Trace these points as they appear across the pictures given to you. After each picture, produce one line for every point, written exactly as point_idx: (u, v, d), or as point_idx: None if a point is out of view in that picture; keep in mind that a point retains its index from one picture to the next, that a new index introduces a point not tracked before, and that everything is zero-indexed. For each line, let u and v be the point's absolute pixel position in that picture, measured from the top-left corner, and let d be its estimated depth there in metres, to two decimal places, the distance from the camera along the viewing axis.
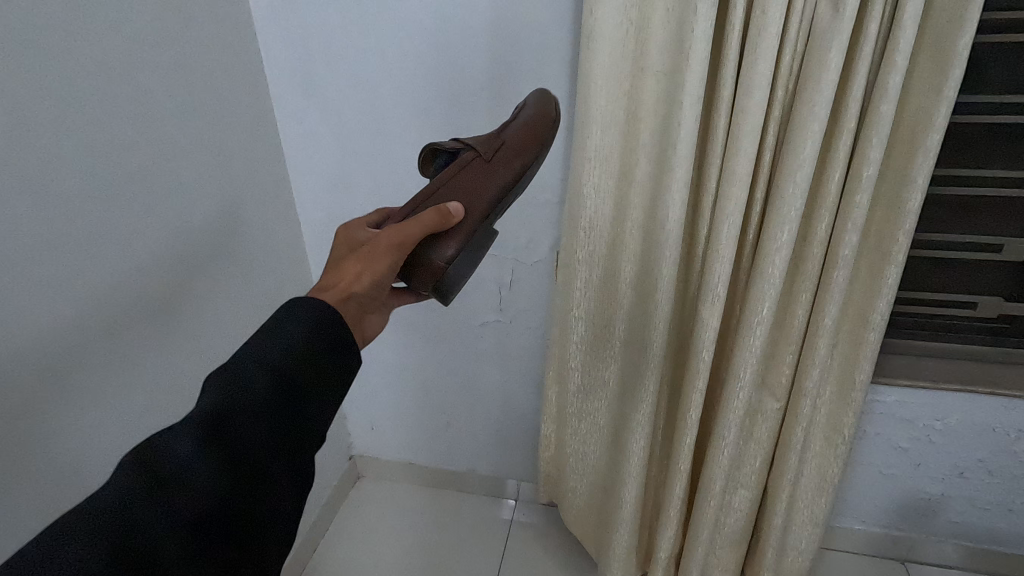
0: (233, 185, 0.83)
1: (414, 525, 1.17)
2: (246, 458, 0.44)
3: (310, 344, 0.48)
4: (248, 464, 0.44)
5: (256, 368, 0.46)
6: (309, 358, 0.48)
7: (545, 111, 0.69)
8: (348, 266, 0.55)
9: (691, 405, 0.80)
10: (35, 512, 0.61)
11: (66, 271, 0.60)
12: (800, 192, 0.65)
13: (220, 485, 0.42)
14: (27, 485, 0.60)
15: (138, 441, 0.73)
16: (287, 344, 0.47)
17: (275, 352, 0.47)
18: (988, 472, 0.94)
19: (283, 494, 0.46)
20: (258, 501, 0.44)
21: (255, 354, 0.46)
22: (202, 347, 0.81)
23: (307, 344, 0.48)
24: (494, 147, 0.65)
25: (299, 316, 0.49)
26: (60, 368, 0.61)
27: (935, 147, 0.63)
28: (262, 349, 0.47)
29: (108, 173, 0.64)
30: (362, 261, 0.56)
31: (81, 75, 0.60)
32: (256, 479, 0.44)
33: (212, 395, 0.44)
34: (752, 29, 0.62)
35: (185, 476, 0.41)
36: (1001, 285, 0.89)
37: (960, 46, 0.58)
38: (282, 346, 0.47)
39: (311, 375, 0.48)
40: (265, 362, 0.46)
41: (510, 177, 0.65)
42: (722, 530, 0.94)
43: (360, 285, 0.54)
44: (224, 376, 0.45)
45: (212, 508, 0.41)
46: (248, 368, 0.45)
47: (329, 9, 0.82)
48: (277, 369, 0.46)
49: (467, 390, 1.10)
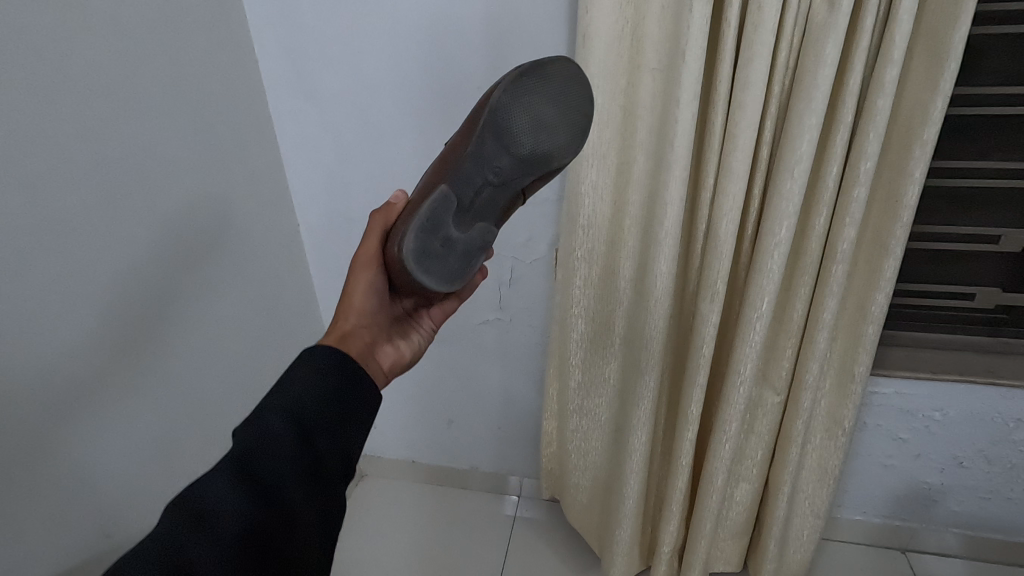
0: (232, 188, 0.83)
1: (417, 523, 1.17)
2: (273, 497, 0.44)
3: (333, 385, 0.49)
4: (276, 504, 0.44)
5: (277, 411, 0.46)
6: (329, 397, 0.48)
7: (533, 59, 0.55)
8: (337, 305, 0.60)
9: (692, 400, 0.81)
10: (47, 522, 0.62)
11: (69, 278, 0.60)
12: (799, 187, 0.66)
13: (254, 526, 0.43)
14: (38, 496, 0.60)
15: (148, 451, 0.73)
16: (305, 385, 0.48)
17: (294, 395, 0.47)
18: (986, 462, 0.94)
19: (317, 529, 0.46)
20: (289, 539, 0.44)
21: (277, 400, 0.47)
22: (209, 357, 0.82)
23: (328, 384, 0.48)
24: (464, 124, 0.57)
25: (314, 357, 0.50)
26: (67, 376, 0.61)
27: (932, 139, 0.63)
28: (282, 391, 0.47)
29: (107, 179, 0.64)
30: (345, 298, 0.59)
31: (78, 81, 0.60)
32: (288, 518, 0.44)
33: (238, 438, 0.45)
34: (747, 26, 0.62)
35: (214, 517, 0.42)
36: (997, 275, 0.89)
37: (956, 39, 0.59)
38: (301, 387, 0.47)
39: (332, 415, 0.48)
40: (288, 405, 0.47)
41: (466, 142, 0.55)
42: (724, 523, 0.94)
43: (349, 320, 0.57)
44: (250, 424, 0.46)
45: (242, 547, 0.42)
46: (272, 414, 0.46)
47: (323, 11, 0.82)
48: (298, 410, 0.46)
49: (469, 388, 1.11)
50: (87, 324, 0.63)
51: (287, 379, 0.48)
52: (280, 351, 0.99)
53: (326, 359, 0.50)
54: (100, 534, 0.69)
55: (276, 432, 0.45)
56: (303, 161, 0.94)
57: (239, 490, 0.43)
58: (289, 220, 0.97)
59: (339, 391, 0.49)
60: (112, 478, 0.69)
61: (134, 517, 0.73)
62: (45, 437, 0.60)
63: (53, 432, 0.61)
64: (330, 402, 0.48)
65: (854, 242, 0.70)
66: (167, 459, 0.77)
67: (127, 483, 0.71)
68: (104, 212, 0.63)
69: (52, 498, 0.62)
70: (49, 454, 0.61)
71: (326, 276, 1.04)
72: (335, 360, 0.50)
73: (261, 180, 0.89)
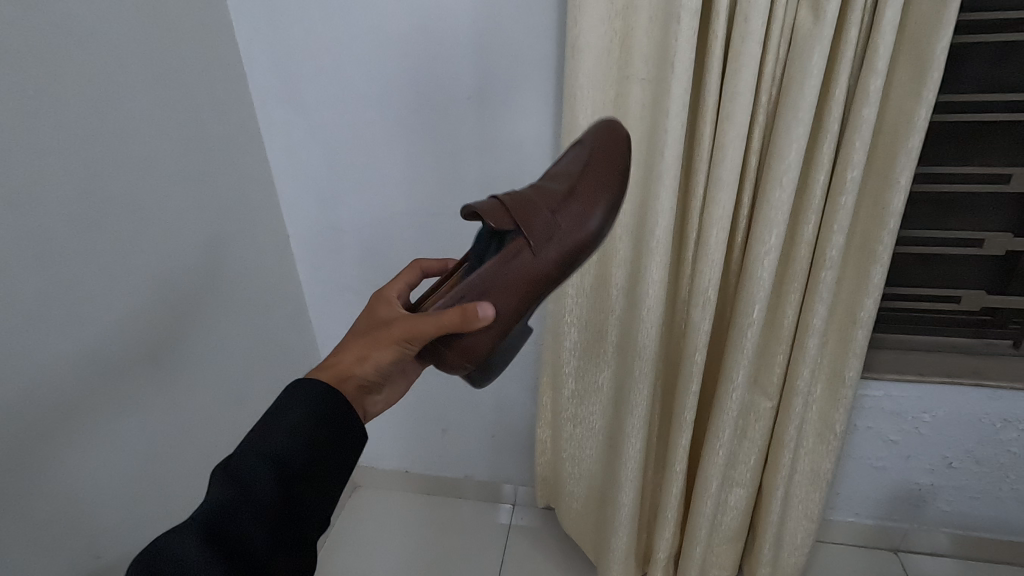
0: (221, 201, 0.83)
1: (411, 534, 1.17)
2: (242, 551, 0.44)
3: (315, 432, 0.48)
4: (246, 559, 0.44)
5: (258, 457, 0.46)
6: (314, 444, 0.48)
7: (608, 165, 0.62)
8: (351, 341, 0.56)
9: (686, 407, 0.81)
10: (46, 539, 0.61)
11: (51, 293, 0.59)
12: (787, 194, 0.66)
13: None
14: (39, 513, 0.60)
15: (142, 465, 0.73)
16: (288, 430, 0.47)
17: (276, 442, 0.47)
18: (975, 462, 0.95)
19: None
20: None
21: (257, 446, 0.47)
22: (201, 371, 0.81)
23: (308, 430, 0.48)
24: (554, 238, 0.59)
25: (301, 398, 0.49)
26: (54, 397, 0.60)
27: (917, 147, 0.64)
28: (264, 435, 0.48)
29: (92, 194, 0.63)
30: (363, 345, 0.55)
31: (63, 96, 0.59)
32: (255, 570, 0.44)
33: (217, 481, 0.46)
34: (735, 36, 0.62)
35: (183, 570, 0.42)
36: (982, 278, 0.91)
37: (938, 48, 0.60)
38: (283, 432, 0.47)
39: (311, 462, 0.48)
40: (268, 451, 0.47)
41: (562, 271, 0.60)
42: (719, 529, 0.95)
43: (361, 369, 0.54)
44: (230, 468, 0.46)
45: None
46: (251, 460, 0.46)
47: (312, 22, 0.82)
48: (282, 456, 0.47)
49: (462, 398, 1.11)
50: (76, 340, 0.62)
51: (272, 423, 0.48)
52: (272, 365, 0.98)
53: (310, 403, 0.49)
54: (92, 555, 0.68)
55: (256, 480, 0.46)
56: (293, 173, 0.94)
57: (209, 542, 0.43)
58: (279, 230, 0.97)
59: (322, 436, 0.48)
60: (101, 498, 0.68)
61: (125, 538, 0.72)
62: (37, 455, 0.59)
63: (43, 450, 0.60)
64: (312, 448, 0.48)
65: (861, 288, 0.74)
66: (158, 477, 0.76)
67: (117, 503, 0.70)
68: (89, 228, 0.62)
69: (45, 519, 0.61)
70: (40, 473, 0.60)
71: (318, 285, 1.04)
72: (320, 401, 0.49)
73: (249, 191, 0.89)
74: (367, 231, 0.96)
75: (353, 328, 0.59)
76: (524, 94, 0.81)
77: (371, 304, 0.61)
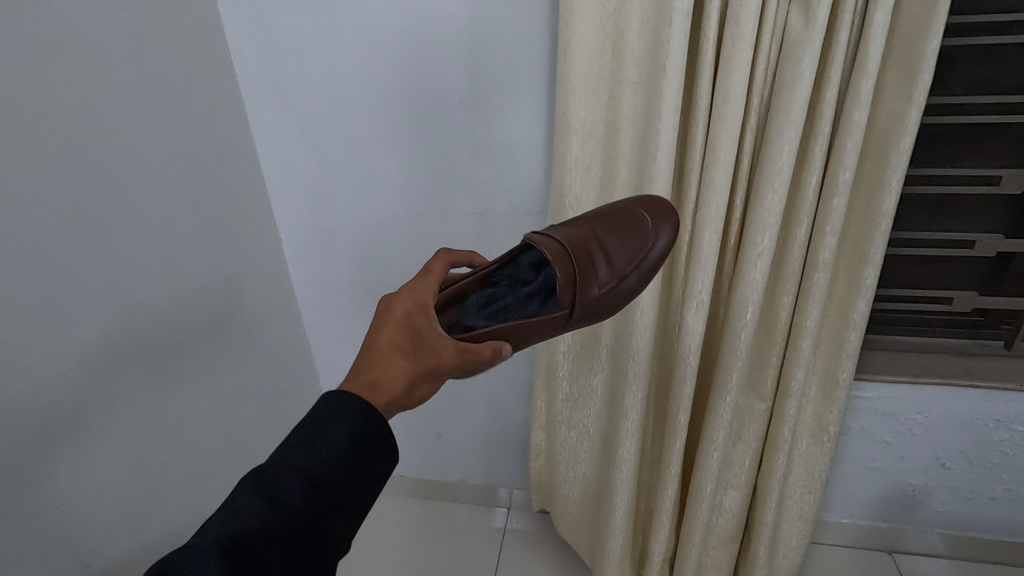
0: (213, 205, 0.82)
1: (406, 539, 1.16)
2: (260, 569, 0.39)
3: (350, 445, 0.44)
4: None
5: (292, 475, 0.42)
6: (347, 455, 0.43)
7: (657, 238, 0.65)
8: (393, 359, 0.50)
9: (680, 410, 0.81)
10: (36, 546, 0.61)
11: (37, 298, 0.58)
12: (780, 197, 0.66)
13: None
14: (28, 519, 0.60)
15: (136, 470, 0.72)
16: (328, 445, 0.43)
17: (313, 457, 0.42)
18: (969, 462, 0.96)
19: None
20: None
21: (287, 455, 0.43)
22: (192, 379, 0.80)
23: (342, 442, 0.43)
24: (591, 308, 0.61)
25: (343, 411, 0.45)
26: (42, 404, 0.59)
27: (908, 150, 0.64)
28: (300, 449, 0.43)
29: (81, 198, 0.62)
30: (413, 371, 0.50)
31: (50, 99, 0.58)
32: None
33: (242, 500, 0.41)
34: (726, 40, 0.62)
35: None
36: (974, 280, 0.91)
37: (928, 50, 0.60)
38: (322, 448, 0.43)
39: (342, 476, 0.43)
40: (297, 460, 0.42)
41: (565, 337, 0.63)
42: (715, 532, 0.94)
43: (407, 399, 0.50)
44: (258, 477, 0.42)
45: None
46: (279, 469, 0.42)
47: (303, 25, 0.81)
48: (316, 470, 0.42)
49: (457, 401, 1.10)
50: (65, 345, 0.61)
51: (306, 431, 0.44)
52: (265, 369, 0.97)
53: (348, 413, 0.45)
54: (79, 563, 0.67)
55: (287, 500, 0.41)
56: (285, 176, 0.93)
57: (228, 569, 0.38)
58: (271, 234, 0.96)
59: (362, 451, 0.44)
60: (90, 505, 0.67)
61: (114, 546, 0.71)
62: (23, 461, 0.58)
63: (30, 455, 0.59)
64: (351, 469, 0.43)
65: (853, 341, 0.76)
66: (149, 484, 0.75)
67: (106, 510, 0.69)
68: (77, 231, 0.62)
69: (29, 526, 0.60)
70: (26, 479, 0.59)
71: (310, 289, 1.03)
72: (360, 413, 0.45)
73: (241, 195, 0.88)
74: (360, 234, 0.96)
75: (387, 333, 0.52)
76: (516, 97, 0.81)
77: (405, 302, 0.53)
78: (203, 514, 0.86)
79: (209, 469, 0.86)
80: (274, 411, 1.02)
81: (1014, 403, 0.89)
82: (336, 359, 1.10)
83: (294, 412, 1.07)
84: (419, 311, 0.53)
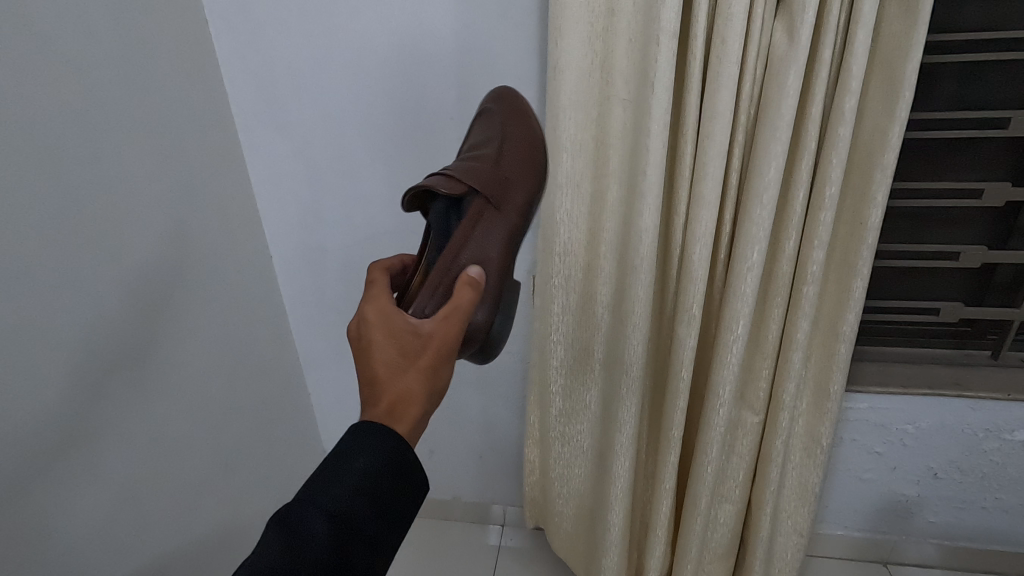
0: (201, 222, 0.81)
1: (400, 559, 1.14)
2: None
3: (374, 477, 0.42)
4: None
5: (322, 511, 0.40)
6: (373, 487, 0.41)
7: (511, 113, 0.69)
8: (405, 371, 0.47)
9: (673, 424, 0.81)
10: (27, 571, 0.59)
11: (21, 319, 0.57)
12: (768, 213, 0.67)
13: None
14: (22, 542, 0.58)
15: (128, 492, 0.71)
16: (358, 474, 0.41)
17: (343, 489, 0.41)
18: (960, 472, 0.96)
19: None
20: None
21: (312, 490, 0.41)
22: (185, 398, 0.79)
23: (366, 474, 0.41)
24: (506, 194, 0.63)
25: (372, 441, 0.43)
26: (34, 427, 0.59)
27: (892, 165, 0.66)
28: (326, 484, 0.41)
29: (72, 220, 0.62)
30: (428, 374, 0.47)
31: (41, 121, 0.58)
32: None
33: (270, 539, 0.39)
34: (713, 57, 0.63)
35: None
36: (959, 290, 0.93)
37: (908, 69, 0.61)
38: (352, 477, 0.41)
39: (367, 509, 0.41)
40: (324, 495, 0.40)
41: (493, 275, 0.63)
42: (710, 546, 0.94)
43: (430, 405, 0.47)
44: (285, 514, 0.40)
45: None
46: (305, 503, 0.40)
47: (293, 42, 0.81)
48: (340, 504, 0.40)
49: (449, 418, 1.09)
50: (51, 368, 0.60)
51: (330, 462, 0.42)
52: (259, 390, 0.97)
53: (371, 445, 0.43)
54: None
55: (316, 534, 0.39)
56: (274, 194, 0.93)
57: None
58: (261, 251, 0.95)
59: (388, 482, 0.42)
60: (84, 528, 0.65)
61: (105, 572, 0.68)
62: (13, 481, 0.57)
63: (20, 479, 0.57)
64: (387, 500, 0.42)
65: (845, 358, 0.77)
66: (139, 508, 0.73)
67: (99, 536, 0.67)
68: (64, 252, 0.61)
69: (21, 550, 0.58)
70: (16, 505, 0.57)
71: (301, 307, 1.03)
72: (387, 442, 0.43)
73: (231, 212, 0.88)
74: (352, 250, 0.96)
75: (379, 355, 0.47)
76: None
77: (373, 321, 0.49)
78: (194, 537, 0.83)
79: (199, 491, 0.84)
80: (265, 433, 1.00)
81: (1002, 412, 0.90)
82: (329, 376, 1.10)
83: (284, 431, 1.06)
84: (390, 317, 0.50)
